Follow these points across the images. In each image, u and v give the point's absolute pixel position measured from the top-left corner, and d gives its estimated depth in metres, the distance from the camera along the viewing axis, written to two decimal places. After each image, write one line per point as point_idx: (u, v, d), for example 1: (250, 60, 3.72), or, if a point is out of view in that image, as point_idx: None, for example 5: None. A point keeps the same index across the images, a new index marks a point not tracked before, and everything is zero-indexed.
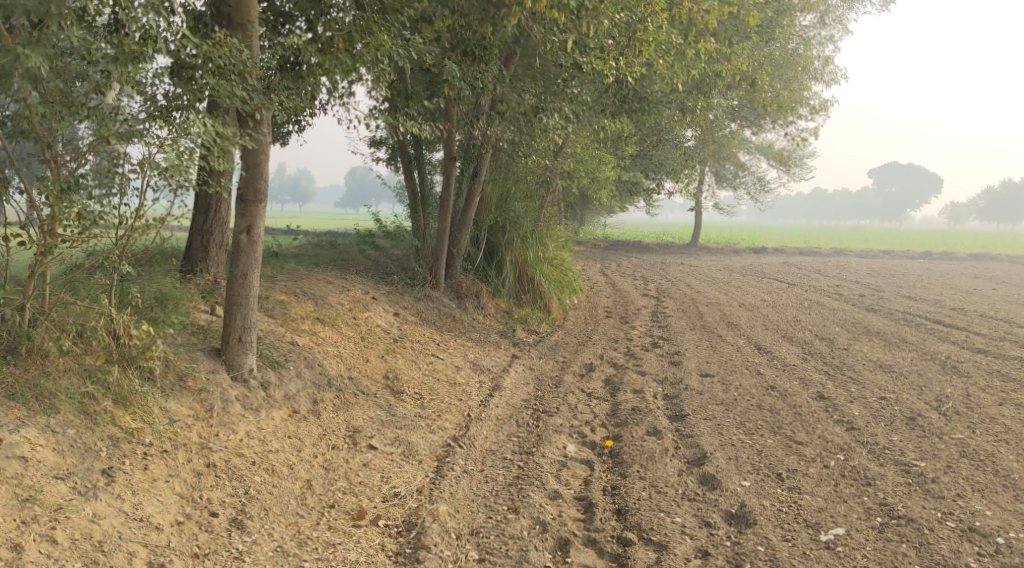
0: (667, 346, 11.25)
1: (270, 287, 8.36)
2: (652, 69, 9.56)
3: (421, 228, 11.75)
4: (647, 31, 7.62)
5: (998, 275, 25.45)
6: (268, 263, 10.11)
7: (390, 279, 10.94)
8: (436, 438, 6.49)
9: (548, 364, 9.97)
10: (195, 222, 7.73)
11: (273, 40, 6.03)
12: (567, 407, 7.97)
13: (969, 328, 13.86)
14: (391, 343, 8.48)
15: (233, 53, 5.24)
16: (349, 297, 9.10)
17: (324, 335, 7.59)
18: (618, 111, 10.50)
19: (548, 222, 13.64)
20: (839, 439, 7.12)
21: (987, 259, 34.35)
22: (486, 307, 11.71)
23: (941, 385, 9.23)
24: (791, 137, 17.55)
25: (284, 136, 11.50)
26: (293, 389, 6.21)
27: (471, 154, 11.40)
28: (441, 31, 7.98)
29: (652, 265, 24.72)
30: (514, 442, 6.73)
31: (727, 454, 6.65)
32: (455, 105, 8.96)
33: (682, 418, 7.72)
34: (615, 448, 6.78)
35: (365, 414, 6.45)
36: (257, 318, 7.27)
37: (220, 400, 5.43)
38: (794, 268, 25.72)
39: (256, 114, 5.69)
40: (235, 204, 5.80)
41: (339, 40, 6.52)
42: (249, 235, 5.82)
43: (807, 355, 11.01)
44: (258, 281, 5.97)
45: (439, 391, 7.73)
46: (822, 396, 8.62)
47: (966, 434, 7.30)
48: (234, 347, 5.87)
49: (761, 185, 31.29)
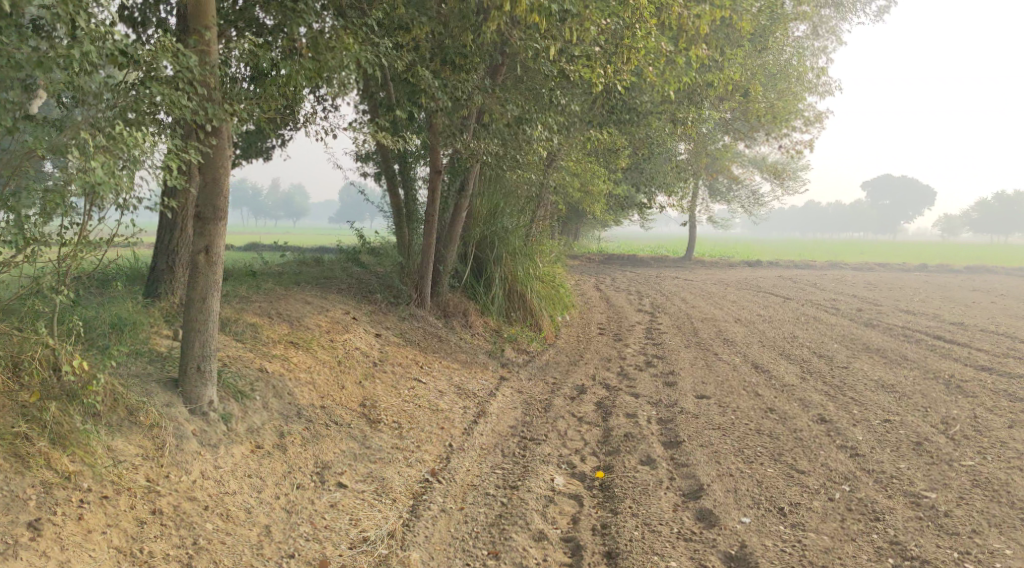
0: (661, 366, 10.81)
1: (242, 308, 7.94)
2: (642, 78, 9.24)
3: (405, 243, 11.27)
4: (635, 38, 7.38)
5: (995, 288, 25.15)
6: (243, 282, 9.67)
7: (373, 298, 10.50)
8: (413, 472, 6.07)
9: (538, 386, 9.53)
10: (160, 242, 7.35)
11: (226, 44, 5.69)
12: (556, 434, 7.53)
13: (970, 344, 13.47)
14: (371, 367, 8.04)
15: (182, 59, 4.90)
16: (328, 318, 8.66)
17: (298, 359, 7.14)
18: (606, 123, 10.15)
19: (539, 237, 13.23)
20: (844, 468, 6.69)
21: (982, 271, 34.12)
22: (474, 326, 11.27)
23: (947, 407, 8.81)
24: (786, 150, 17.22)
25: (264, 151, 11.15)
26: (257, 421, 5.79)
27: (456, 167, 11.00)
28: (419, 39, 7.56)
29: (646, 279, 24.30)
30: (497, 475, 6.30)
31: (726, 485, 6.23)
32: (437, 117, 8.58)
33: (678, 445, 7.29)
34: (606, 480, 6.35)
35: (336, 447, 6.04)
36: (226, 343, 6.84)
37: (173, 436, 5.08)
38: (790, 281, 25.33)
39: (217, 125, 5.33)
40: (193, 222, 5.39)
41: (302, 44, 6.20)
42: (208, 256, 5.40)
43: (806, 374, 10.59)
44: (218, 306, 5.55)
45: (419, 419, 7.29)
46: (823, 420, 8.20)
47: (976, 460, 6.88)
48: (193, 376, 5.46)
49: (755, 199, 30.95)
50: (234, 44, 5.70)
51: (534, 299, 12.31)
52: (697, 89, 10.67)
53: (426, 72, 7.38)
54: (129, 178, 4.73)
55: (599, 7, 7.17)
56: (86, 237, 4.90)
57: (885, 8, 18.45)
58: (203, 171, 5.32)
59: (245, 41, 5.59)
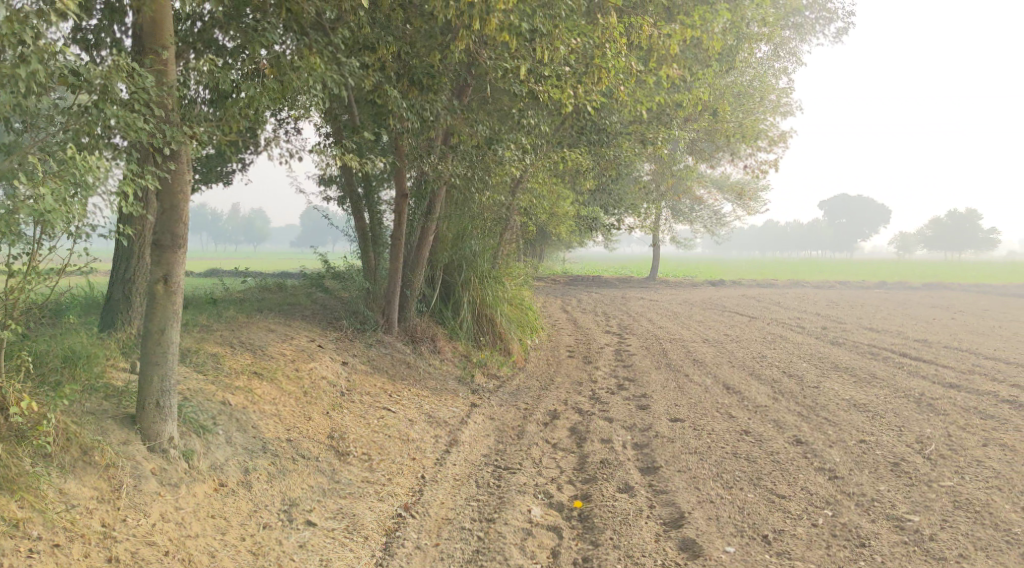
0: (633, 389, 10.67)
1: (202, 338, 7.65)
2: (611, 99, 9.22)
3: (371, 267, 11.04)
4: (605, 57, 7.33)
5: (955, 304, 25.59)
6: (204, 310, 9.34)
7: (339, 324, 10.23)
8: (385, 507, 5.82)
9: (510, 412, 9.32)
10: (115, 270, 7.03)
11: (185, 65, 5.50)
12: (531, 462, 7.32)
13: (936, 361, 13.58)
14: (338, 397, 7.78)
15: (136, 80, 4.69)
16: (293, 346, 8.38)
17: (261, 391, 6.86)
18: (576, 144, 10.13)
19: (506, 260, 13.07)
20: (824, 491, 6.60)
21: (940, 288, 34.83)
22: (443, 351, 11.04)
23: (920, 425, 8.80)
24: (750, 169, 17.31)
25: (224, 174, 10.87)
26: (220, 457, 5.50)
27: (423, 190, 10.87)
28: (385, 60, 7.39)
29: (612, 300, 24.24)
30: (472, 507, 6.08)
31: (707, 512, 6.09)
32: (405, 140, 8.40)
33: (655, 471, 7.14)
34: (585, 510, 6.17)
35: (304, 483, 5.77)
36: (186, 375, 6.55)
37: (131, 477, 4.81)
38: (754, 300, 25.51)
39: (176, 148, 5.08)
40: (151, 250, 5.14)
41: (265, 65, 6.06)
42: (166, 284, 5.14)
43: (778, 394, 10.53)
44: (178, 338, 5.28)
45: (389, 450, 7.04)
46: (799, 441, 8.12)
47: (955, 481, 6.85)
48: (151, 413, 5.17)
49: (716, 218, 31.59)
50: (195, 65, 5.51)
51: (503, 322, 12.12)
52: (665, 109, 10.68)
53: (395, 93, 7.22)
54: (82, 206, 4.51)
55: (569, 26, 7.10)
56: (36, 267, 4.65)
57: (842, 30, 18.79)
58: (159, 194, 5.09)
59: (205, 61, 5.40)
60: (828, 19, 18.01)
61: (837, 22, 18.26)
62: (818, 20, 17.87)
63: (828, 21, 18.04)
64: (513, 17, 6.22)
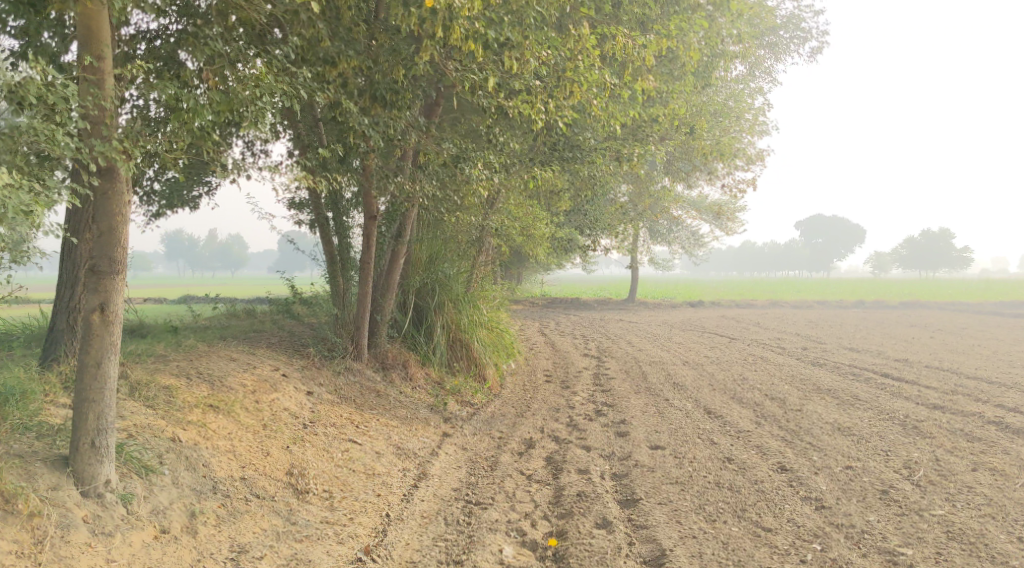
0: (612, 414, 10.33)
1: (156, 369, 7.22)
2: (583, 114, 8.97)
3: (340, 292, 10.60)
4: (578, 71, 7.13)
5: (933, 322, 25.60)
6: (161, 339, 8.90)
7: (306, 352, 9.80)
8: (345, 551, 5.44)
9: (484, 442, 8.91)
10: (59, 298, 6.65)
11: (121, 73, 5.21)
12: (504, 496, 6.94)
13: (918, 382, 13.37)
14: (301, 429, 7.34)
15: (57, 93, 4.45)
16: (254, 376, 7.96)
17: (216, 425, 6.43)
18: (549, 161, 9.85)
19: (481, 282, 12.74)
20: (812, 523, 6.33)
21: (918, 306, 34.91)
22: (415, 378, 10.63)
23: (907, 449, 8.53)
24: (727, 188, 17.10)
25: (190, 201, 10.51)
26: (164, 500, 5.11)
27: (392, 212, 10.56)
28: (347, 76, 7.10)
29: (590, 322, 23.93)
30: (439, 548, 5.71)
31: (690, 549, 5.80)
32: (369, 158, 8.08)
33: (635, 503, 6.78)
34: (560, 549, 5.83)
35: (257, 526, 5.37)
36: (134, 410, 6.14)
37: (56, 527, 4.47)
38: (733, 321, 25.30)
39: (109, 162, 4.71)
40: (87, 277, 4.77)
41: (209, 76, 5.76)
42: (103, 314, 4.76)
43: (761, 418, 10.20)
44: (117, 371, 4.89)
45: (353, 486, 6.63)
46: (784, 468, 7.81)
47: (946, 509, 6.64)
48: (86, 454, 4.77)
49: (694, 239, 31.51)
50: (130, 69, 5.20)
51: (477, 347, 11.73)
52: (640, 125, 10.46)
53: (355, 110, 6.94)
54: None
55: (539, 38, 6.86)
56: None
57: (817, 49, 18.80)
58: (95, 214, 4.75)
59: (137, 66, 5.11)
60: (803, 38, 18.02)
61: (812, 42, 18.29)
62: (792, 39, 17.89)
63: (802, 40, 18.05)
64: (479, 26, 5.96)
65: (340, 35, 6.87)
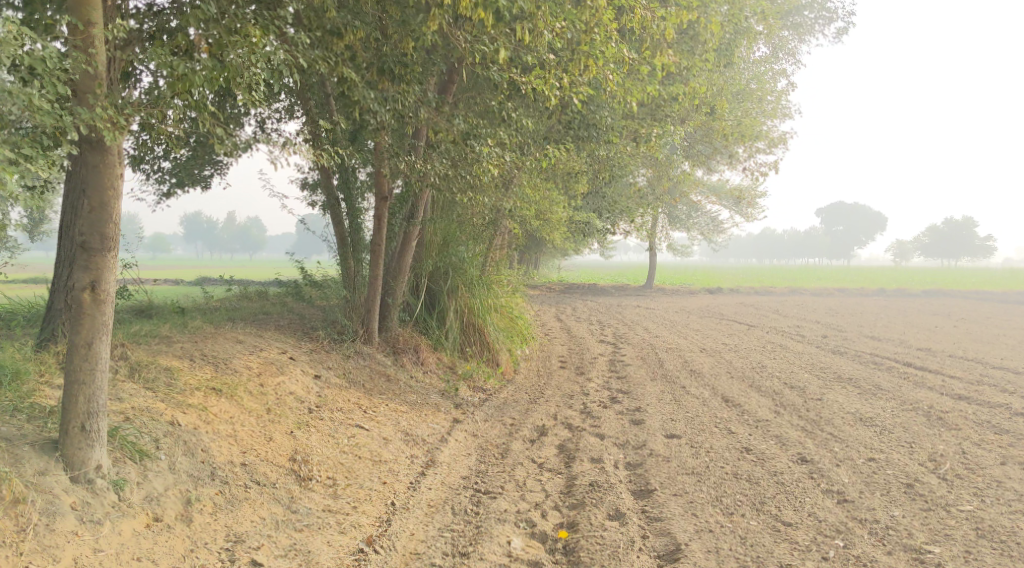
0: (627, 402, 10.08)
1: (158, 351, 7.05)
2: (600, 91, 8.67)
3: (351, 274, 10.33)
4: (593, 45, 6.83)
5: (956, 312, 25.10)
6: (167, 320, 8.74)
7: (315, 335, 9.60)
8: (345, 541, 5.28)
9: (496, 428, 8.68)
10: (57, 277, 6.58)
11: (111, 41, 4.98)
12: (514, 485, 6.72)
13: (942, 371, 13.01)
14: (306, 414, 7.15)
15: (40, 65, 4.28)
16: (261, 359, 7.78)
17: (217, 409, 6.26)
18: (564, 140, 9.58)
19: (496, 266, 12.48)
20: (834, 518, 6.07)
21: (940, 295, 34.33)
22: (426, 362, 10.42)
23: (932, 441, 8.22)
24: (749, 172, 16.73)
25: (200, 179, 10.32)
26: (159, 487, 4.99)
27: (405, 193, 10.30)
28: (355, 47, 6.85)
29: (607, 308, 23.63)
30: (445, 539, 5.52)
31: (706, 544, 5.56)
32: (379, 136, 7.85)
33: (649, 494, 6.54)
34: (571, 541, 5.61)
35: (256, 514, 5.22)
36: (133, 391, 5.99)
37: (41, 516, 4.36)
38: (752, 308, 24.91)
39: (96, 135, 4.55)
40: (76, 254, 4.65)
41: (202, 42, 5.49)
42: (94, 292, 4.66)
43: (780, 408, 9.92)
44: (109, 352, 4.80)
45: (358, 473, 6.44)
46: (804, 459, 7.54)
47: (974, 505, 6.36)
48: (75, 438, 4.68)
49: (714, 225, 31.12)
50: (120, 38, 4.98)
51: (490, 331, 11.50)
52: (659, 105, 10.13)
53: (361, 84, 6.69)
54: None
55: (553, 10, 6.57)
56: None
57: (843, 30, 18.35)
58: (85, 185, 4.60)
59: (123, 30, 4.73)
60: (828, 18, 17.52)
61: (838, 23, 17.79)
62: (817, 20, 17.40)
63: (828, 20, 17.55)
64: None
65: (348, 5, 6.62)
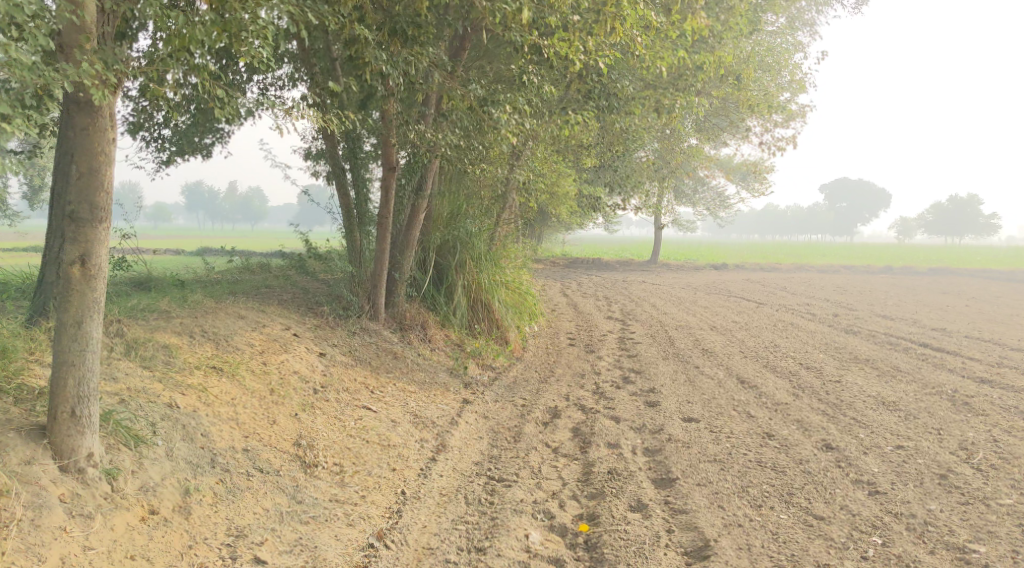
0: (640, 382, 9.73)
1: (156, 327, 6.69)
2: (620, 55, 8.19)
3: (357, 248, 9.94)
4: (620, 6, 6.37)
5: (968, 290, 24.71)
6: (166, 293, 8.37)
7: (319, 311, 9.24)
8: (355, 535, 4.99)
9: (506, 410, 8.35)
10: (47, 250, 6.20)
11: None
12: (529, 472, 6.40)
13: (961, 353, 12.66)
14: (311, 395, 6.81)
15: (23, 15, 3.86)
16: (264, 336, 7.43)
17: (218, 390, 5.91)
18: (581, 108, 9.09)
19: (504, 240, 12.07)
20: (868, 512, 5.75)
21: (950, 273, 33.80)
22: (434, 339, 10.08)
23: (961, 428, 7.88)
24: (764, 146, 16.24)
25: (201, 148, 9.91)
26: (155, 476, 4.67)
27: (412, 165, 9.89)
28: (364, 6, 6.40)
29: (613, 284, 23.23)
30: (460, 532, 5.21)
31: (736, 541, 5.24)
32: (389, 102, 7.42)
33: (672, 483, 6.22)
34: (592, 536, 5.29)
35: (259, 506, 4.92)
36: (128, 370, 5.64)
37: (26, 510, 4.04)
38: (760, 285, 24.52)
39: (83, 93, 4.15)
40: (64, 226, 4.29)
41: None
42: (84, 267, 4.30)
43: (798, 390, 9.58)
44: (100, 332, 4.45)
45: (366, 459, 6.12)
46: (829, 447, 7.21)
47: (1014, 499, 6.04)
48: (64, 424, 4.36)
49: (720, 200, 30.66)
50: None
51: (499, 308, 11.15)
52: (679, 73, 9.66)
53: (372, 44, 6.26)
54: None
55: None
56: None
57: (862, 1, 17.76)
58: (72, 150, 4.21)
59: None
60: None
61: None
62: None
63: None
64: None
65: None
